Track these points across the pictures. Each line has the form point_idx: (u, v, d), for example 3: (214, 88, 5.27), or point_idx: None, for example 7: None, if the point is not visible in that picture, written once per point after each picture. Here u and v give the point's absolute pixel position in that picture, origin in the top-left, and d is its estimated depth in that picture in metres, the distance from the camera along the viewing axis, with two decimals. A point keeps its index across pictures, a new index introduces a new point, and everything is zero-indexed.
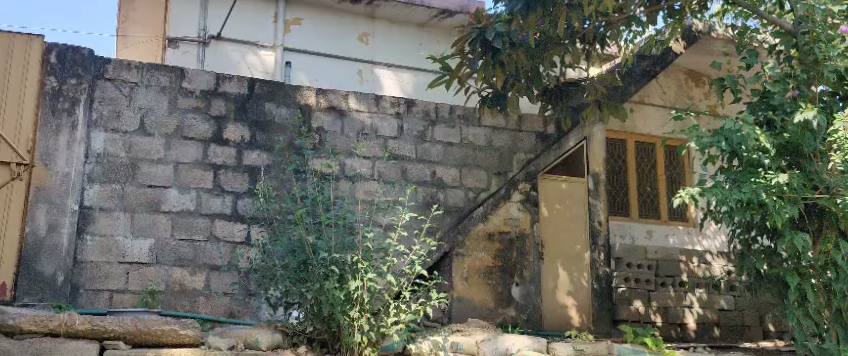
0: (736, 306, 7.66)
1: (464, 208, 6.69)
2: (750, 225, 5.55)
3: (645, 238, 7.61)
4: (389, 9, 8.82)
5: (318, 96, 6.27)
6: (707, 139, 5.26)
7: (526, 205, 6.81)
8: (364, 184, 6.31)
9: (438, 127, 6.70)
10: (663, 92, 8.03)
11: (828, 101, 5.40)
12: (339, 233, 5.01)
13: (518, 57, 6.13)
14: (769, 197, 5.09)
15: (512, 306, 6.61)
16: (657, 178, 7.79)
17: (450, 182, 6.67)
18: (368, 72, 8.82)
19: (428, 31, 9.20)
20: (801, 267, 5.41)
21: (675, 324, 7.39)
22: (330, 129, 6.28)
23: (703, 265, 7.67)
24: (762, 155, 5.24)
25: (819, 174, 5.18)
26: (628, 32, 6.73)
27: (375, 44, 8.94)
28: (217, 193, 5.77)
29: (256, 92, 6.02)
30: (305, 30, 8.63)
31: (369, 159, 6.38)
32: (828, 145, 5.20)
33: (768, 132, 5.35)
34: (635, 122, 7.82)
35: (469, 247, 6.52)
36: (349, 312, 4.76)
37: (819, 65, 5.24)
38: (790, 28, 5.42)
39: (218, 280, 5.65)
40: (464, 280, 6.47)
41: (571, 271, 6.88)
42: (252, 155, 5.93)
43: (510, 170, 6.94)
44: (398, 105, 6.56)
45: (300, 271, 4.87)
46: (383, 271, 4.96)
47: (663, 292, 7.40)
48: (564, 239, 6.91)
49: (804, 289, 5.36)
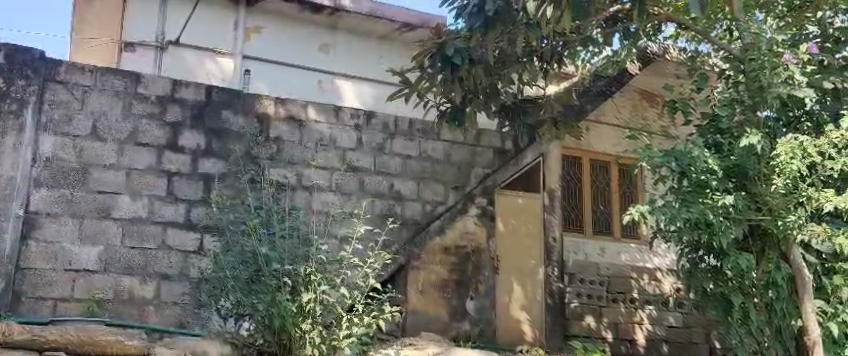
0: (684, 323, 7.84)
1: (421, 221, 6.72)
2: (698, 246, 5.55)
3: (598, 255, 7.68)
4: (351, 20, 8.86)
5: (277, 105, 6.28)
6: (658, 158, 5.37)
7: (482, 220, 6.93)
8: (321, 196, 6.31)
9: (397, 140, 6.73)
10: (617, 112, 8.01)
11: (772, 126, 5.53)
12: (293, 244, 5.02)
13: (476, 73, 6.21)
14: (716, 217, 5.23)
15: (465, 319, 6.70)
16: (609, 196, 7.90)
17: (408, 195, 6.70)
18: (328, 82, 8.83)
19: (390, 44, 9.25)
20: (744, 286, 5.55)
21: (625, 340, 7.54)
22: (288, 139, 6.28)
23: (654, 282, 7.84)
24: (709, 176, 5.35)
25: (762, 197, 5.30)
26: (586, 52, 6.92)
27: (336, 55, 8.96)
28: (170, 201, 5.75)
29: (214, 100, 6.01)
30: (265, 38, 8.62)
31: (327, 170, 6.39)
32: (770, 169, 5.26)
33: (716, 154, 5.49)
34: (590, 141, 7.82)
35: (425, 260, 6.58)
36: (301, 324, 4.78)
37: (764, 92, 5.29)
38: (738, 55, 5.62)
39: (169, 289, 5.62)
40: (419, 294, 6.51)
41: (525, 285, 7.06)
42: (207, 163, 5.92)
43: (468, 184, 6.98)
44: (357, 117, 6.58)
45: (252, 282, 4.82)
46: (336, 284, 4.96)
47: (614, 308, 7.56)
48: (518, 254, 7.09)
49: (747, 307, 5.54)
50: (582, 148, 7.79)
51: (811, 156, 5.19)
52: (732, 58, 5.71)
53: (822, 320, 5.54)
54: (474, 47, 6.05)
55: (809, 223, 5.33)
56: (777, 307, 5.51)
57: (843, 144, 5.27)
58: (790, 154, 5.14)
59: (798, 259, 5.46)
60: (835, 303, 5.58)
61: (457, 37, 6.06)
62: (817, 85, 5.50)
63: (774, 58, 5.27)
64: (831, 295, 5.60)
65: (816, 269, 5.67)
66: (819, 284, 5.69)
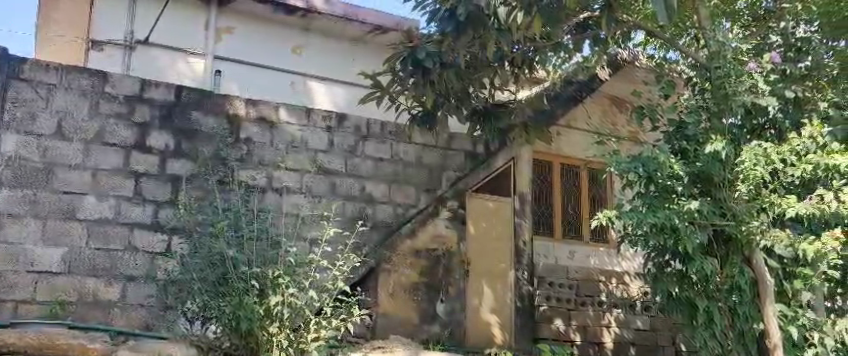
0: (651, 326, 7.91)
1: (392, 223, 6.76)
2: (663, 250, 5.65)
3: (568, 258, 7.78)
4: (324, 22, 8.85)
5: (248, 106, 6.27)
6: (625, 164, 5.42)
7: (453, 223, 6.96)
8: (291, 198, 6.30)
9: (369, 142, 6.74)
10: (588, 117, 8.11)
11: (738, 134, 5.60)
12: (261, 247, 5.02)
13: (447, 77, 6.23)
14: (682, 222, 5.29)
15: (436, 322, 6.73)
16: (580, 200, 8.01)
17: (379, 197, 6.72)
18: (301, 84, 8.82)
19: (362, 46, 9.24)
20: (709, 290, 5.63)
21: (592, 343, 7.61)
22: (258, 140, 6.27)
23: (621, 285, 7.93)
24: (674, 182, 5.45)
25: (725, 202, 5.42)
26: (555, 58, 6.87)
27: (308, 57, 8.93)
28: (137, 202, 5.71)
29: (183, 100, 5.99)
30: (237, 39, 8.58)
31: (297, 172, 6.38)
32: (734, 175, 5.40)
33: (682, 160, 5.53)
34: (561, 147, 7.91)
35: (395, 263, 6.60)
36: (269, 328, 4.76)
37: (728, 101, 5.42)
38: (704, 63, 5.70)
39: (135, 290, 5.57)
40: (389, 296, 6.53)
41: (495, 289, 7.03)
42: (176, 164, 5.88)
43: (439, 187, 7.06)
44: (329, 119, 6.59)
45: (220, 285, 4.83)
46: (305, 287, 4.93)
47: (582, 311, 7.60)
48: (488, 257, 7.06)
49: (711, 311, 5.59)
50: (553, 153, 7.87)
51: (774, 163, 5.30)
52: (697, 66, 5.81)
53: (783, 323, 5.61)
54: (446, 52, 6.06)
55: (771, 229, 5.42)
56: (740, 310, 5.60)
57: (804, 151, 5.35)
58: (754, 161, 5.25)
59: (763, 267, 5.55)
60: (794, 306, 5.72)
61: (429, 41, 6.06)
62: (780, 93, 5.57)
63: (736, 66, 5.47)
64: (791, 298, 5.72)
65: (778, 273, 5.71)
66: (780, 288, 5.74)
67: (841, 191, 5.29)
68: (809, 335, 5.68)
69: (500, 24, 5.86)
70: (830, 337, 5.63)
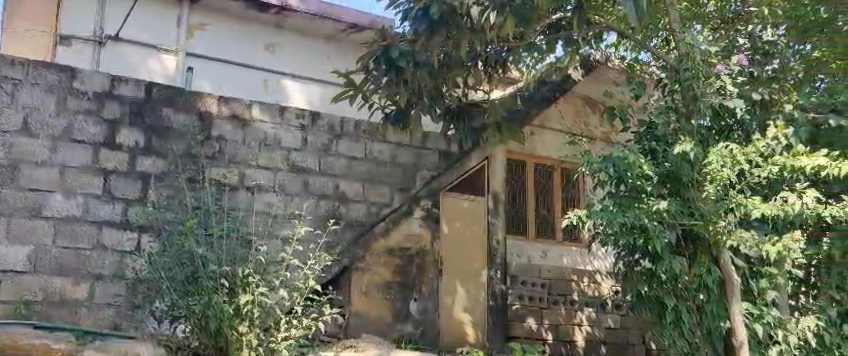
0: (621, 324, 8.00)
1: (366, 221, 6.74)
2: (633, 249, 5.73)
3: (540, 257, 7.81)
4: (298, 20, 8.78)
5: (220, 104, 6.24)
6: (597, 164, 5.52)
7: (427, 222, 7.01)
8: (263, 196, 6.28)
9: (343, 141, 6.74)
10: (561, 117, 8.16)
11: (706, 135, 5.65)
12: (231, 245, 5.00)
13: (420, 76, 6.24)
14: (650, 222, 5.35)
15: (408, 321, 6.77)
16: (553, 201, 8.06)
17: (352, 196, 6.71)
18: (274, 82, 8.78)
19: (338, 44, 9.20)
20: (678, 289, 5.72)
21: (564, 341, 7.67)
22: (231, 138, 6.24)
23: (593, 284, 8.00)
24: (644, 182, 5.52)
25: (695, 202, 5.40)
26: (529, 58, 6.92)
27: (282, 55, 8.90)
28: (106, 200, 5.66)
29: (154, 97, 5.95)
30: (210, 36, 8.53)
31: (270, 170, 6.36)
32: (704, 175, 5.39)
33: (651, 160, 5.63)
34: (535, 146, 7.94)
35: (368, 262, 6.61)
36: (238, 326, 4.73)
37: (697, 102, 5.47)
38: (672, 66, 5.73)
39: (103, 290, 5.54)
40: (362, 295, 6.56)
41: (468, 289, 7.11)
42: (146, 162, 5.84)
43: (413, 186, 7.05)
44: (303, 117, 6.57)
45: (189, 284, 4.78)
46: (275, 286, 4.94)
47: (554, 310, 7.67)
48: (461, 256, 7.13)
49: (679, 310, 5.71)
50: (527, 153, 7.89)
51: (740, 164, 5.35)
52: (667, 67, 5.82)
53: (750, 321, 5.69)
54: (419, 51, 6.06)
55: (737, 229, 5.44)
56: (707, 309, 5.64)
57: (768, 152, 5.44)
58: (720, 162, 5.30)
59: (728, 264, 5.54)
60: (760, 304, 5.75)
61: (403, 40, 6.10)
62: (747, 95, 5.71)
63: (706, 68, 5.51)
64: (757, 297, 5.76)
65: (744, 272, 5.77)
66: (746, 287, 5.79)
67: (804, 194, 5.38)
68: (774, 333, 5.66)
69: (473, 23, 5.89)
70: (794, 335, 5.65)
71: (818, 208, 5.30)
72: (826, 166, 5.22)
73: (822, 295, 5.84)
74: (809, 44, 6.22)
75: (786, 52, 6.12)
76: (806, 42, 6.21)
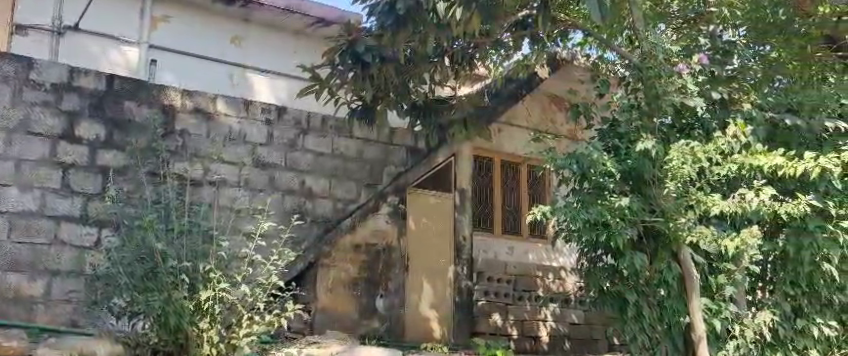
0: (585, 319, 8.09)
1: (332, 218, 6.70)
2: (596, 246, 5.73)
3: (507, 254, 7.83)
4: (263, 14, 8.65)
5: (184, 97, 6.18)
6: (561, 160, 5.52)
7: (393, 218, 7.03)
8: (228, 191, 6.24)
9: (309, 136, 6.71)
10: (528, 114, 8.21)
11: (667, 132, 5.73)
12: (192, 241, 4.94)
13: (387, 71, 6.24)
14: (612, 218, 5.41)
15: (375, 317, 6.81)
16: (519, 198, 8.11)
17: (319, 192, 6.68)
18: (239, 75, 8.69)
19: (304, 39, 9.08)
20: (640, 285, 5.74)
21: (529, 336, 7.74)
22: (194, 132, 6.19)
23: (558, 280, 8.11)
24: (607, 179, 5.56)
25: (655, 199, 5.47)
26: (496, 56, 6.94)
27: (247, 48, 8.78)
28: (64, 194, 5.58)
29: (115, 89, 5.87)
30: (173, 28, 8.39)
31: (234, 165, 6.33)
32: (664, 173, 5.42)
33: (614, 157, 5.64)
34: (502, 143, 7.98)
35: (334, 259, 6.60)
36: (199, 322, 4.72)
37: (660, 100, 5.50)
38: (636, 64, 5.75)
39: (61, 287, 5.48)
40: (327, 291, 6.55)
41: (434, 286, 7.25)
42: (106, 155, 5.77)
43: (380, 182, 7.03)
44: (268, 111, 6.53)
45: (147, 280, 4.72)
46: (237, 282, 4.91)
47: (519, 306, 7.78)
48: (428, 253, 7.27)
49: (640, 306, 5.74)
50: (494, 150, 7.93)
51: (700, 161, 5.42)
52: (631, 66, 5.85)
53: (708, 317, 5.73)
54: (385, 46, 6.05)
55: (696, 226, 5.46)
56: (667, 304, 5.74)
57: (728, 151, 5.53)
58: (681, 160, 5.36)
59: (688, 259, 5.61)
60: (718, 299, 5.80)
61: (369, 35, 6.08)
62: (707, 94, 5.74)
63: (668, 68, 5.57)
64: (715, 293, 5.80)
65: (704, 268, 5.81)
66: (706, 283, 5.85)
67: (761, 191, 5.43)
68: (731, 328, 5.80)
69: (439, 19, 5.89)
70: (751, 330, 5.77)
71: (775, 206, 5.39)
72: (783, 166, 5.32)
73: (777, 291, 5.88)
74: (768, 46, 6.40)
75: (744, 51, 6.21)
76: (765, 43, 6.39)
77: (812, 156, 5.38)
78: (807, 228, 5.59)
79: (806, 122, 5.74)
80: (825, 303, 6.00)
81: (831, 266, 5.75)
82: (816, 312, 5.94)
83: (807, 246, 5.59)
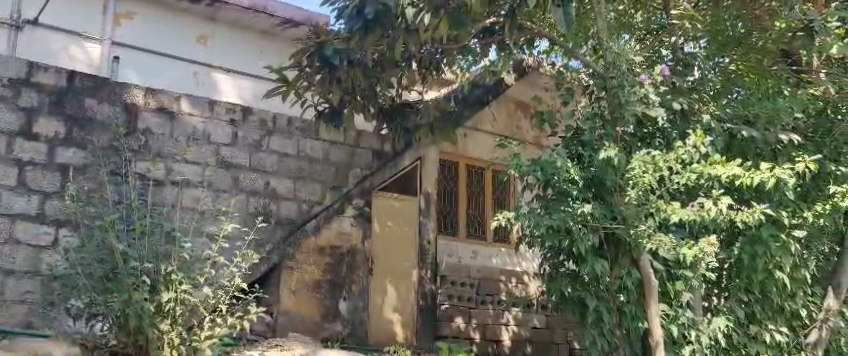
0: (547, 324, 8.18)
1: (297, 220, 6.75)
2: (559, 251, 5.87)
3: (471, 257, 7.93)
4: (230, 13, 8.35)
5: (147, 96, 6.13)
6: (526, 166, 5.64)
7: (358, 220, 7.05)
8: (190, 191, 6.20)
9: (274, 137, 6.73)
10: (494, 120, 8.32)
11: (628, 141, 5.83)
12: (154, 242, 4.90)
13: (354, 75, 6.26)
14: (575, 225, 5.48)
15: (337, 320, 6.79)
16: (484, 202, 8.18)
17: (283, 193, 6.72)
18: (204, 74, 8.41)
19: (271, 39, 8.82)
20: (599, 291, 5.87)
21: (491, 340, 7.77)
22: (157, 131, 6.13)
23: (521, 285, 8.15)
24: (570, 185, 5.64)
25: (616, 207, 5.56)
26: (463, 61, 7.02)
27: (212, 48, 8.49)
28: (21, 192, 5.50)
29: (76, 86, 5.80)
30: (137, 25, 8.05)
31: (198, 165, 6.29)
32: (625, 181, 5.53)
33: (577, 164, 5.76)
34: (468, 148, 8.06)
35: (299, 261, 6.60)
36: (159, 325, 4.67)
37: (623, 109, 5.54)
38: (601, 73, 5.78)
39: (14, 287, 5.39)
40: (291, 294, 6.53)
41: (399, 289, 7.27)
42: (66, 153, 5.70)
43: (346, 185, 7.07)
44: (233, 112, 6.53)
45: (107, 280, 4.68)
46: (200, 284, 4.90)
47: (482, 310, 7.77)
48: (392, 256, 7.27)
49: (600, 311, 5.82)
50: (460, 154, 7.99)
51: (661, 169, 5.48)
52: (596, 75, 5.91)
53: (665, 322, 5.83)
54: (353, 50, 6.06)
55: (657, 233, 5.49)
56: (626, 310, 5.84)
57: (688, 160, 5.55)
58: (642, 168, 5.44)
59: (648, 266, 5.62)
60: (675, 306, 5.87)
61: (337, 38, 6.07)
62: (668, 104, 5.80)
63: (632, 77, 5.61)
64: (673, 298, 5.86)
65: (662, 275, 5.83)
66: (664, 289, 5.87)
67: (720, 200, 5.43)
68: (687, 333, 5.87)
69: (408, 24, 5.80)
70: (705, 335, 5.84)
71: (733, 214, 5.43)
72: (741, 176, 5.33)
73: (732, 297, 6.01)
74: (727, 57, 6.44)
75: (703, 63, 6.41)
76: (724, 55, 6.44)
77: (768, 167, 5.44)
78: (762, 236, 5.67)
79: (761, 134, 5.76)
80: (778, 310, 6.13)
81: (782, 274, 5.87)
82: (767, 319, 6.09)
83: (762, 254, 5.68)
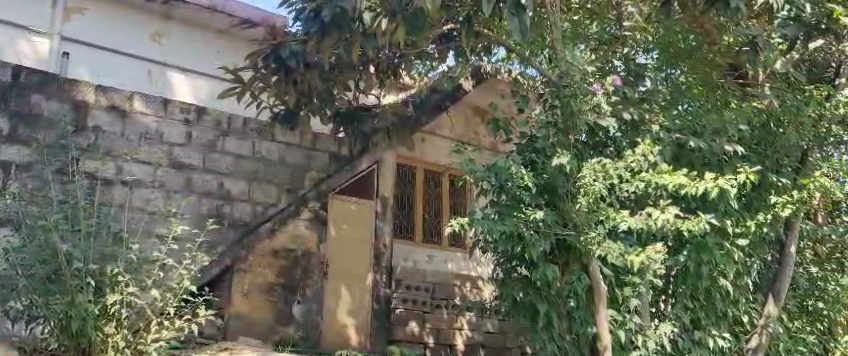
0: (500, 328, 8.22)
1: (251, 222, 6.70)
2: (511, 257, 5.90)
3: (426, 261, 7.88)
4: (185, 10, 7.98)
5: (98, 93, 6.08)
6: (480, 172, 5.72)
7: (314, 223, 7.03)
8: (142, 191, 6.11)
9: (229, 138, 6.68)
10: (452, 125, 8.36)
11: (582, 148, 5.87)
12: (99, 242, 4.82)
13: (311, 77, 6.24)
14: (527, 230, 5.52)
15: (291, 323, 6.75)
16: (440, 207, 8.18)
17: (237, 195, 6.66)
18: (159, 72, 7.95)
19: (228, 39, 8.43)
20: (551, 296, 5.89)
21: (445, 345, 7.80)
22: (108, 130, 6.06)
23: (475, 289, 8.21)
24: (523, 193, 5.70)
25: (568, 214, 5.60)
26: (421, 66, 7.04)
27: (168, 46, 8.05)
28: None
29: (22, 82, 5.73)
30: (88, 20, 7.67)
31: (150, 165, 6.23)
32: (578, 188, 5.57)
33: (531, 171, 5.77)
34: (425, 152, 8.06)
35: (252, 263, 6.58)
36: (104, 327, 4.62)
37: (575, 117, 5.63)
38: (555, 82, 5.81)
39: None
40: (243, 296, 6.51)
41: (354, 293, 7.22)
42: (10, 150, 5.58)
43: (302, 187, 7.06)
44: (187, 111, 6.48)
45: (49, 282, 4.59)
46: (147, 286, 4.84)
47: (437, 314, 7.79)
48: (347, 260, 7.21)
49: (551, 315, 5.90)
50: (417, 158, 7.99)
51: (611, 178, 5.53)
52: (550, 83, 5.94)
53: (613, 327, 5.87)
54: (309, 52, 6.03)
55: (606, 240, 5.56)
56: (575, 315, 5.91)
57: (638, 169, 5.63)
58: (592, 177, 5.50)
59: (597, 272, 5.65)
60: (623, 311, 5.95)
61: (294, 39, 6.03)
62: (619, 114, 5.90)
63: (586, 86, 5.66)
64: (621, 304, 5.95)
65: (610, 280, 5.92)
66: (612, 294, 5.96)
67: (666, 209, 5.52)
68: (635, 338, 5.92)
69: (365, 28, 5.78)
70: (652, 340, 5.90)
71: (678, 223, 5.50)
72: (686, 185, 5.44)
73: (678, 304, 6.10)
74: (678, 69, 6.53)
75: (656, 74, 6.45)
76: (676, 67, 6.52)
77: (712, 177, 5.55)
78: (708, 244, 5.77)
79: (707, 144, 5.92)
80: (721, 316, 6.26)
81: (726, 281, 6.03)
82: (712, 324, 6.20)
83: (706, 262, 5.78)
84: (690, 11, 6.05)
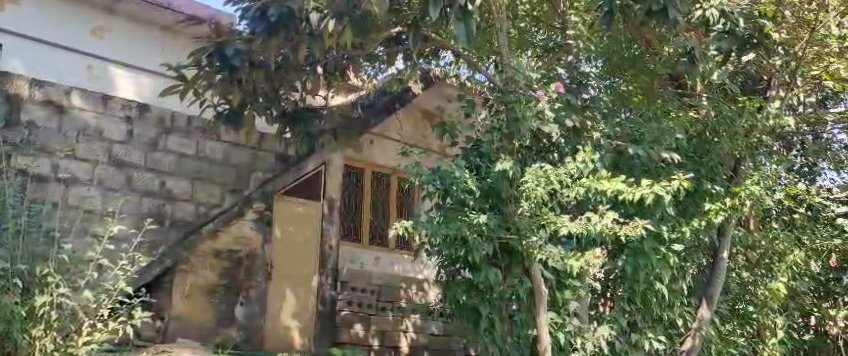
0: (444, 330, 8.18)
1: (192, 222, 6.60)
2: (455, 260, 5.89)
3: (373, 264, 7.91)
4: (130, 6, 7.73)
5: (33, 88, 5.87)
6: (426, 175, 5.64)
7: (258, 225, 6.96)
8: (78, 189, 5.95)
9: (172, 137, 6.55)
10: (400, 128, 8.37)
11: (525, 154, 6.04)
12: (28, 240, 4.73)
13: (256, 76, 6.14)
14: (470, 235, 5.46)
15: (233, 325, 6.70)
16: (387, 209, 8.19)
17: (179, 194, 6.55)
18: (100, 68, 7.68)
19: (175, 37, 8.20)
20: (494, 298, 5.90)
21: (389, 347, 7.71)
22: (43, 125, 5.89)
23: (421, 292, 8.16)
24: (467, 196, 5.68)
25: (511, 217, 5.66)
26: (370, 67, 7.03)
27: (110, 41, 7.78)
28: None
29: None
30: (23, 10, 7.32)
31: (87, 162, 6.06)
32: (520, 192, 5.63)
33: (475, 175, 5.81)
34: (373, 154, 8.06)
35: (193, 264, 6.47)
36: (31, 330, 4.47)
37: (518, 124, 5.63)
38: (501, 88, 5.88)
39: None
40: (184, 298, 6.41)
41: (298, 294, 7.21)
42: None
43: (246, 188, 6.99)
44: (129, 108, 6.34)
45: None
46: (78, 286, 4.75)
47: (382, 317, 7.69)
48: (290, 262, 7.17)
49: (492, 318, 5.93)
50: (365, 161, 7.99)
51: (553, 183, 5.57)
52: (494, 90, 6.08)
53: (553, 330, 5.94)
54: (254, 52, 5.91)
55: (547, 244, 5.62)
56: (517, 318, 5.97)
57: (578, 174, 5.70)
58: (535, 182, 5.52)
59: (538, 274, 5.72)
60: (563, 314, 6.01)
61: (240, 38, 5.84)
62: (561, 121, 5.87)
63: (529, 94, 5.69)
64: (561, 307, 6.00)
65: (552, 283, 5.97)
66: (552, 298, 6.00)
67: (605, 214, 5.60)
68: (574, 341, 5.99)
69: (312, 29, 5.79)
70: (590, 342, 6.01)
71: (616, 229, 5.57)
72: (624, 191, 5.53)
73: (616, 307, 6.23)
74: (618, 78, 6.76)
75: (598, 83, 6.62)
76: (617, 76, 6.75)
77: (648, 183, 5.63)
78: (644, 249, 5.85)
79: (645, 152, 5.96)
80: (656, 319, 6.38)
81: (662, 285, 6.09)
82: (647, 328, 6.30)
83: (644, 267, 5.87)
84: (630, 23, 6.15)
